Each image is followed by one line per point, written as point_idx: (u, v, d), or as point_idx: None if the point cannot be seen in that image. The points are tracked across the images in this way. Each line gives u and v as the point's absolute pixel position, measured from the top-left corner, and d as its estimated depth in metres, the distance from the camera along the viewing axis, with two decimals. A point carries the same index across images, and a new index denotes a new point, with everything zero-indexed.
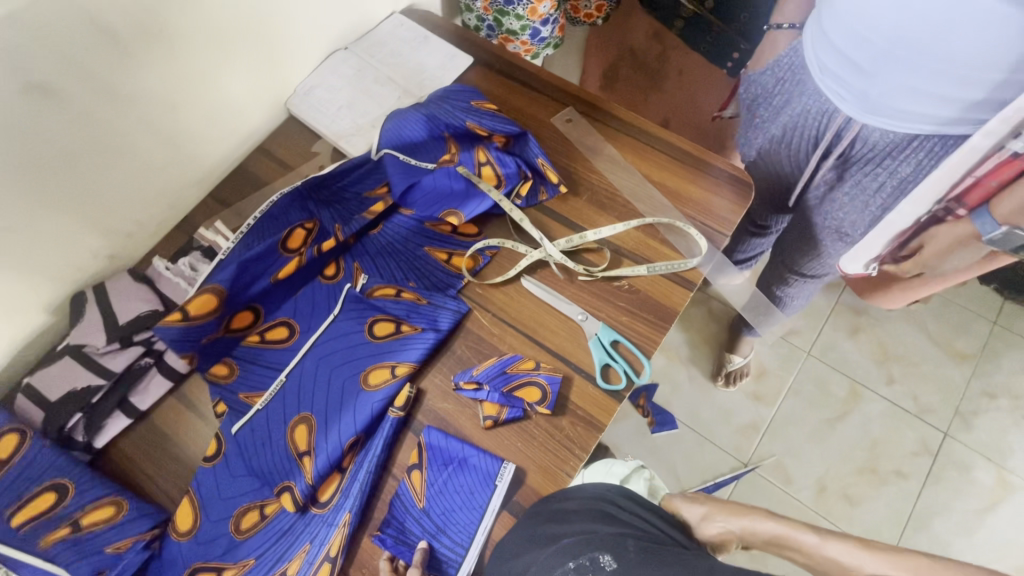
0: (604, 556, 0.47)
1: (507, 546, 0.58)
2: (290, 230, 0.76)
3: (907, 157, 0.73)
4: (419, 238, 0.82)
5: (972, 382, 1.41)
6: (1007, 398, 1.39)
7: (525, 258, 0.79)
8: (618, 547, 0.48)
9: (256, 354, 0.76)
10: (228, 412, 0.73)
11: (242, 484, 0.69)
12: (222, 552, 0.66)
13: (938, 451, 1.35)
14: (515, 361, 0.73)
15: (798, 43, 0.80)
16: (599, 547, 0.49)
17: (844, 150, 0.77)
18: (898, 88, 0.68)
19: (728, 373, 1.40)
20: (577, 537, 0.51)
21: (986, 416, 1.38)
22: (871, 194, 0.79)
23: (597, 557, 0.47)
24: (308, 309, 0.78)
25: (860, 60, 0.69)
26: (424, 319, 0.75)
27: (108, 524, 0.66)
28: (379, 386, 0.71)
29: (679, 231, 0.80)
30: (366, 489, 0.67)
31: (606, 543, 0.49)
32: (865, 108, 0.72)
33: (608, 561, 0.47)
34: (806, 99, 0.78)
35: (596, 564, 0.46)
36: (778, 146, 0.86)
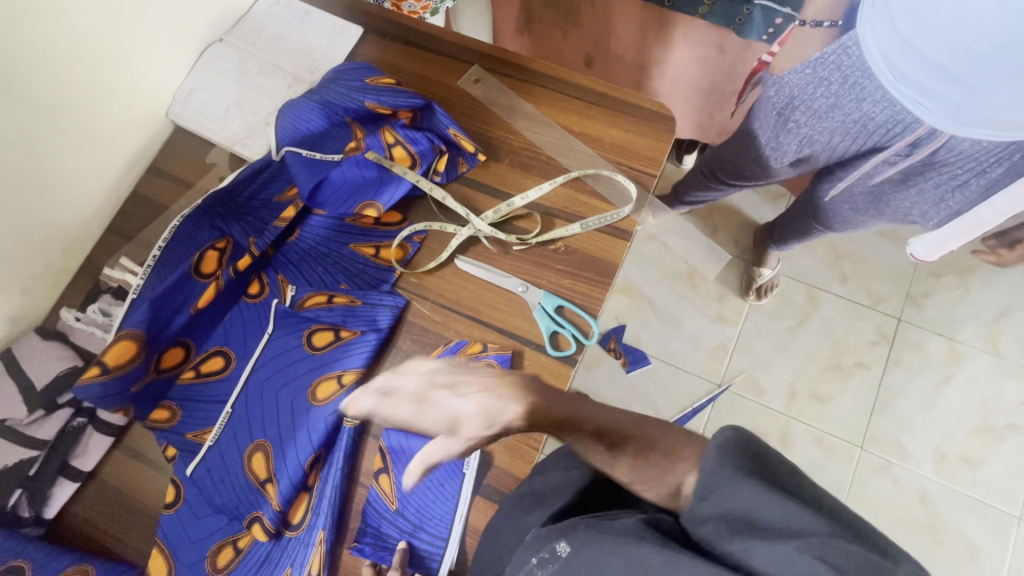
0: (560, 544, 0.52)
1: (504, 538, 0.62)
2: (200, 254, 0.70)
3: (996, 161, 0.76)
4: (341, 236, 0.77)
5: (920, 264, 1.46)
6: (952, 274, 1.45)
7: (455, 238, 0.75)
8: (572, 532, 0.53)
9: (196, 391, 0.72)
10: (179, 454, 0.70)
11: (210, 523, 0.67)
12: None
13: (894, 337, 1.41)
14: (462, 347, 0.71)
15: (847, 40, 0.75)
16: (555, 538, 0.54)
17: (927, 155, 0.80)
18: (1009, 99, 0.63)
19: (759, 287, 1.42)
20: (541, 533, 0.56)
21: (935, 295, 1.44)
22: (954, 190, 0.84)
23: (554, 546, 0.53)
24: (239, 333, 0.74)
25: (959, 70, 0.63)
26: (363, 321, 0.72)
27: None
28: (329, 398, 0.68)
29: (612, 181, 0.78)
30: (336, 503, 0.66)
31: (562, 532, 0.54)
32: (959, 120, 0.69)
33: (563, 548, 0.52)
34: (870, 106, 0.78)
35: (554, 554, 0.52)
36: (830, 142, 0.87)
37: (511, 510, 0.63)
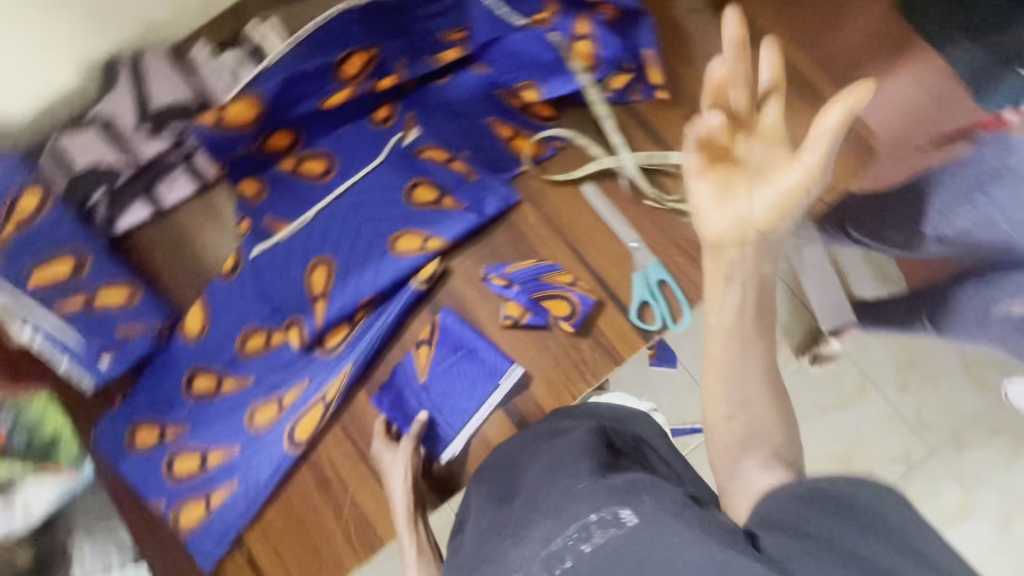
0: (625, 510, 0.40)
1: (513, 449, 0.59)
2: (348, 55, 0.68)
3: None
4: (486, 105, 0.72)
5: None
6: None
7: (595, 162, 0.69)
8: (628, 492, 0.41)
9: (288, 184, 0.71)
10: (251, 232, 0.70)
11: (254, 309, 0.68)
12: (225, 364, 0.68)
13: None
14: (552, 270, 0.68)
15: None
16: (596, 502, 0.42)
17: None
18: None
19: None
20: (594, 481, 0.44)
21: None
22: None
23: (619, 511, 0.40)
24: (348, 150, 0.72)
25: None
26: (470, 199, 0.69)
27: (120, 307, 0.66)
28: (404, 253, 0.67)
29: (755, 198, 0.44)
30: (372, 348, 0.67)
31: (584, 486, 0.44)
32: None
33: (624, 517, 0.40)
34: None
35: (617, 521, 0.40)
36: None
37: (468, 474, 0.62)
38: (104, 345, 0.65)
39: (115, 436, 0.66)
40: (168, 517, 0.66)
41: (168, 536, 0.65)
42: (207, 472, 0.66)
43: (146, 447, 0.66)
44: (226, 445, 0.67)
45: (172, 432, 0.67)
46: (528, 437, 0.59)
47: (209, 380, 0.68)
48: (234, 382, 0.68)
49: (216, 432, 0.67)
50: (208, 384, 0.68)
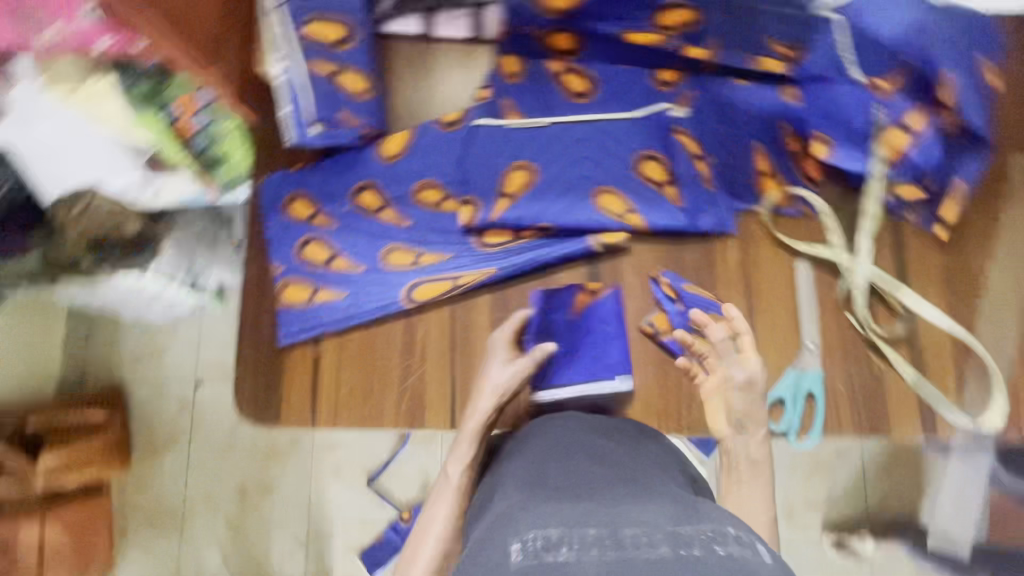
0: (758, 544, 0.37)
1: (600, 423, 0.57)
2: (677, 5, 0.65)
3: None
4: (763, 129, 0.67)
5: None
6: None
7: (826, 248, 0.64)
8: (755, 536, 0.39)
9: (545, 85, 0.71)
10: (487, 103, 0.71)
11: (448, 167, 0.70)
12: (395, 195, 0.70)
13: None
14: (721, 315, 0.65)
15: None
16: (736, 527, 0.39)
17: None
18: None
19: None
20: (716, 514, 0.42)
21: None
22: None
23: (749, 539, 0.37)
24: (614, 88, 0.70)
25: None
26: (692, 203, 0.66)
27: (350, 95, 0.67)
28: (603, 210, 0.67)
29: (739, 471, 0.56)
30: (520, 268, 0.67)
31: (729, 520, 0.40)
32: None
33: (765, 550, 0.36)
34: None
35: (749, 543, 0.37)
36: None
37: (541, 414, 0.60)
38: (323, 116, 0.67)
39: (278, 191, 0.71)
40: (278, 281, 0.69)
41: (268, 297, 0.69)
42: (327, 270, 0.69)
43: (297, 218, 0.71)
44: (356, 261, 0.69)
45: (322, 219, 0.70)
46: (631, 428, 0.57)
47: (372, 200, 0.70)
48: (392, 216, 0.70)
49: (355, 244, 0.70)
50: (373, 202, 0.70)
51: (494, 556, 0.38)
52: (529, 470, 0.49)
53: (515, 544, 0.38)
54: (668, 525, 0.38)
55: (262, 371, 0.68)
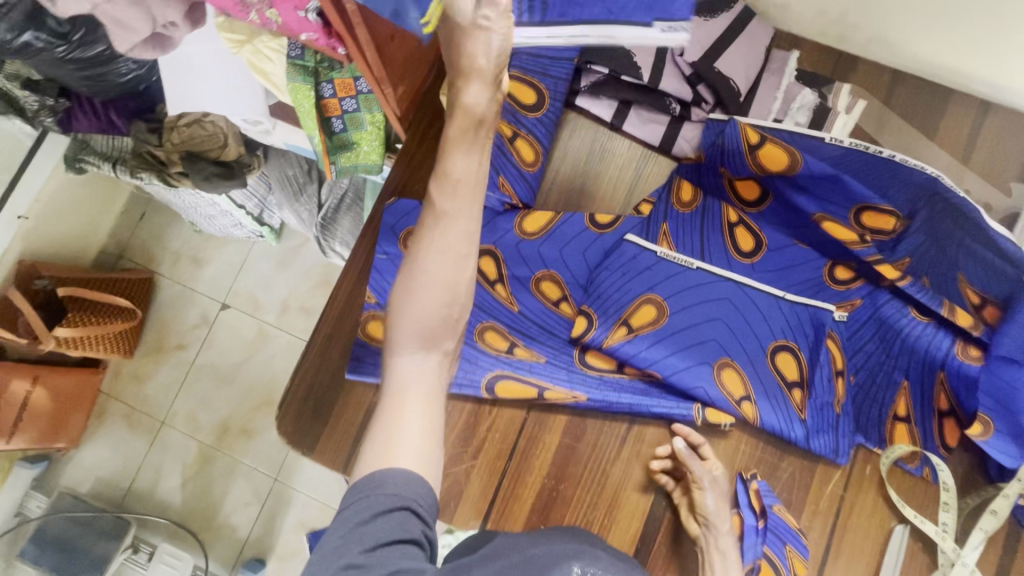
0: None
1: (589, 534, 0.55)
2: (884, 210, 0.58)
3: None
4: (916, 370, 0.62)
5: None
6: None
7: (934, 526, 0.59)
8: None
9: (713, 230, 0.66)
10: (643, 221, 0.65)
11: (579, 270, 0.66)
12: (516, 274, 0.65)
13: None
14: (800, 552, 0.58)
15: None
16: None
17: None
18: None
19: None
20: None
21: None
22: None
23: None
24: (781, 262, 0.65)
25: None
26: (815, 421, 0.61)
27: (518, 162, 0.65)
28: (721, 386, 0.61)
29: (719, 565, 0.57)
30: (610, 406, 0.62)
31: None
32: None
33: None
34: None
35: None
36: None
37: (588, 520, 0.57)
38: None
39: (396, 221, 0.67)
40: (366, 310, 0.65)
41: (353, 322, 0.66)
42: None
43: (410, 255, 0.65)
44: None
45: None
46: None
47: (485, 269, 0.65)
48: (503, 294, 0.65)
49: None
50: (490, 271, 0.65)
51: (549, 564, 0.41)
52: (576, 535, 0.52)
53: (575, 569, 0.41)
54: None
55: (316, 391, 0.65)
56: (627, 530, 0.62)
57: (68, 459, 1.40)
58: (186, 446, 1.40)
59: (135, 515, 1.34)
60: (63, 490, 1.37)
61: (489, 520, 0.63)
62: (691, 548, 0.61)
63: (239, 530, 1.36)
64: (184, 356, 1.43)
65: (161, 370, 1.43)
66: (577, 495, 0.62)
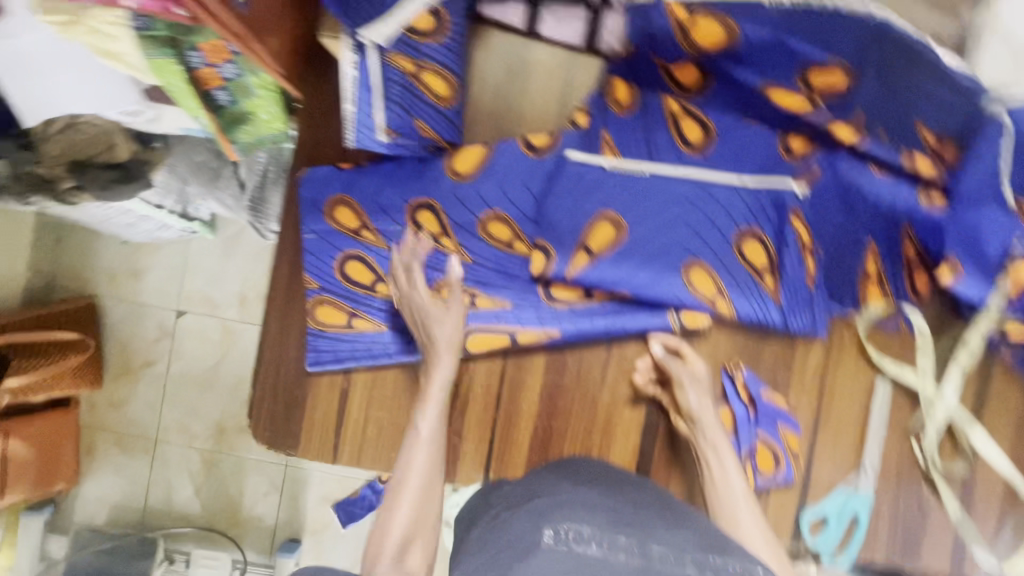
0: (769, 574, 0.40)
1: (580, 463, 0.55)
2: (830, 67, 0.53)
3: None
4: (884, 228, 0.60)
5: None
6: None
7: (914, 372, 0.61)
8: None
9: (656, 128, 0.61)
10: (582, 133, 0.61)
11: (523, 201, 0.61)
12: (458, 222, 0.60)
13: None
14: (790, 426, 0.61)
15: None
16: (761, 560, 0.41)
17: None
18: None
19: None
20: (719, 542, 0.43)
21: None
22: None
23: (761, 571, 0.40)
24: (733, 148, 0.61)
25: None
26: (790, 302, 0.60)
27: (429, 99, 0.55)
28: (691, 289, 0.59)
29: (713, 456, 0.57)
30: (588, 336, 0.60)
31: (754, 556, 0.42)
32: None
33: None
34: None
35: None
36: None
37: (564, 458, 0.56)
38: (399, 126, 0.54)
39: (319, 194, 0.61)
40: (311, 297, 0.61)
41: (300, 312, 0.62)
42: (371, 295, 0.62)
43: (341, 227, 0.61)
44: None
45: (370, 235, 0.61)
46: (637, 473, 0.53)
47: (427, 224, 0.60)
48: (452, 247, 0.61)
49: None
50: (431, 225, 0.61)
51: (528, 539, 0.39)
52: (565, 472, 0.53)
53: (548, 531, 0.40)
54: (699, 552, 0.40)
55: (282, 391, 0.62)
56: (625, 448, 0.62)
57: (74, 496, 1.39)
58: (188, 455, 1.39)
59: (160, 531, 1.35)
60: (80, 525, 1.37)
61: (490, 470, 0.63)
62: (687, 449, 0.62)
63: (265, 519, 1.38)
64: (156, 371, 1.38)
65: (138, 391, 1.38)
66: (571, 427, 0.62)
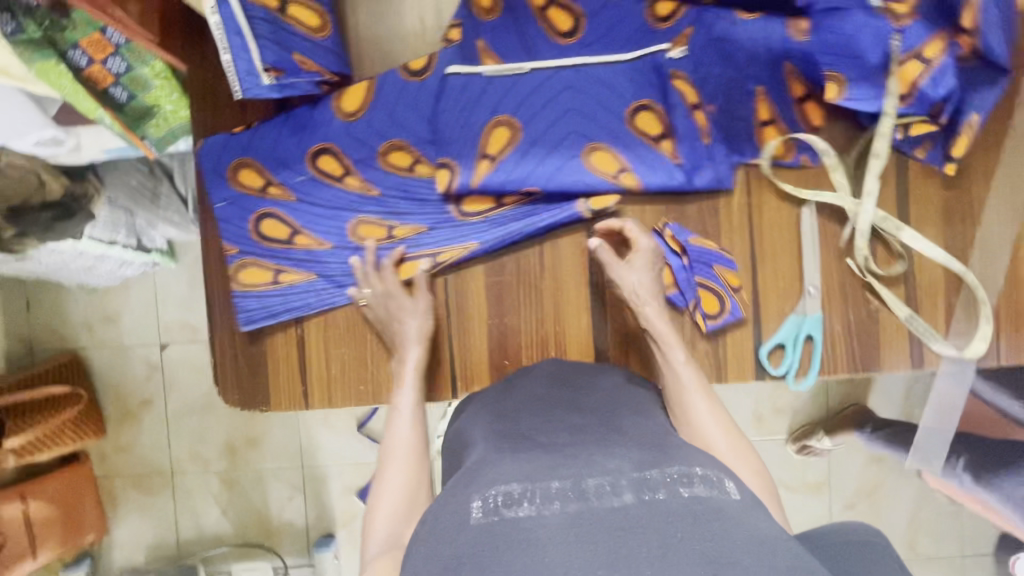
0: (697, 470, 0.43)
1: (535, 389, 0.58)
2: None
3: None
4: (763, 72, 0.60)
5: None
6: None
7: (832, 194, 0.62)
8: (733, 476, 0.44)
9: (526, 21, 0.62)
10: (455, 46, 0.61)
11: (416, 124, 0.62)
12: (358, 156, 0.62)
13: None
14: (727, 266, 0.63)
15: None
16: (706, 465, 0.44)
17: None
18: None
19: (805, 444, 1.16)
20: (646, 454, 0.46)
21: None
22: None
23: (696, 472, 0.43)
24: (603, 26, 0.62)
25: None
26: (689, 158, 0.62)
27: (304, 33, 0.58)
28: (594, 169, 0.61)
29: (660, 337, 0.59)
30: (506, 240, 0.62)
31: (695, 458, 0.45)
32: None
33: (733, 489, 0.42)
34: None
35: (689, 479, 0.42)
36: None
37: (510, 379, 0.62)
38: (280, 63, 0.55)
39: (215, 163, 0.61)
40: (233, 262, 0.62)
41: (222, 280, 0.63)
42: (290, 248, 0.62)
43: (247, 190, 0.62)
44: (320, 237, 0.63)
45: (277, 189, 0.62)
46: (575, 388, 0.57)
47: (330, 161, 0.61)
48: (359, 181, 0.62)
49: (315, 218, 0.62)
50: (334, 169, 0.62)
51: (460, 510, 0.42)
52: (503, 414, 0.55)
53: (476, 502, 0.42)
54: (633, 472, 0.43)
55: (243, 353, 0.64)
56: (579, 329, 0.64)
57: (109, 545, 1.41)
58: (207, 480, 1.41)
59: (199, 556, 1.38)
60: (121, 570, 1.40)
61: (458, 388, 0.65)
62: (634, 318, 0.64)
63: (297, 522, 1.41)
64: (155, 408, 1.39)
65: (142, 431, 1.40)
66: (521, 322, 0.64)
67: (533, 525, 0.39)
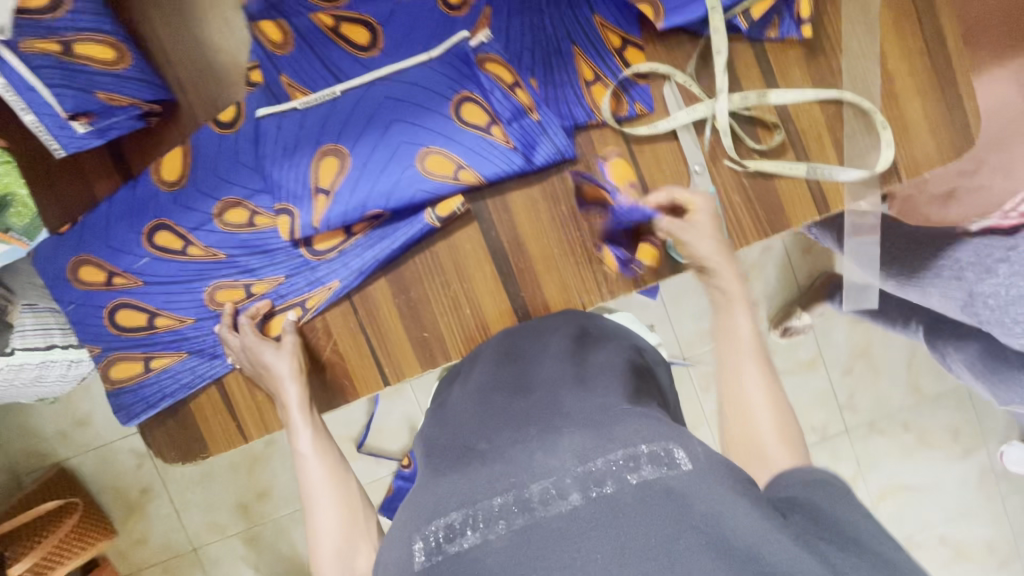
0: (645, 446, 0.40)
1: (475, 379, 0.56)
2: None
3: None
4: (574, 28, 0.61)
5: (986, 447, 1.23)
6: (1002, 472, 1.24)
7: (687, 111, 0.61)
8: (682, 439, 0.41)
9: (323, 46, 0.60)
10: (261, 88, 0.59)
11: (247, 178, 0.60)
12: (192, 226, 0.61)
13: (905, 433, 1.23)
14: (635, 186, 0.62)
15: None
16: (650, 437, 0.41)
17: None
18: None
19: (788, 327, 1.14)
20: (586, 433, 0.43)
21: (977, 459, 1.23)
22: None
23: (654, 450, 0.39)
24: (401, 28, 0.61)
25: None
26: (522, 140, 0.59)
27: (104, 68, 0.57)
28: (430, 176, 0.59)
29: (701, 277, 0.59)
30: (363, 270, 0.61)
31: (637, 427, 0.42)
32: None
33: (684, 458, 0.39)
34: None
35: (636, 462, 0.38)
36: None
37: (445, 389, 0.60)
38: (85, 107, 0.56)
39: (56, 267, 0.61)
40: (102, 360, 0.62)
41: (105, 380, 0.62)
42: (155, 332, 0.62)
43: (91, 285, 0.61)
44: (178, 313, 0.62)
45: (122, 279, 0.61)
46: (507, 369, 0.54)
47: (168, 237, 0.61)
48: (200, 250, 0.61)
49: (169, 297, 0.61)
50: (171, 241, 0.61)
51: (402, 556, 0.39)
52: (442, 422, 0.54)
53: (418, 544, 0.38)
54: (577, 466, 0.40)
55: (173, 420, 0.63)
56: (485, 278, 0.62)
57: None
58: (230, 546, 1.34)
59: None
60: None
61: (390, 378, 0.64)
62: (536, 253, 0.62)
63: None
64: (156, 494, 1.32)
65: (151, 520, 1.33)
66: (428, 290, 0.62)
67: (479, 556, 0.36)
